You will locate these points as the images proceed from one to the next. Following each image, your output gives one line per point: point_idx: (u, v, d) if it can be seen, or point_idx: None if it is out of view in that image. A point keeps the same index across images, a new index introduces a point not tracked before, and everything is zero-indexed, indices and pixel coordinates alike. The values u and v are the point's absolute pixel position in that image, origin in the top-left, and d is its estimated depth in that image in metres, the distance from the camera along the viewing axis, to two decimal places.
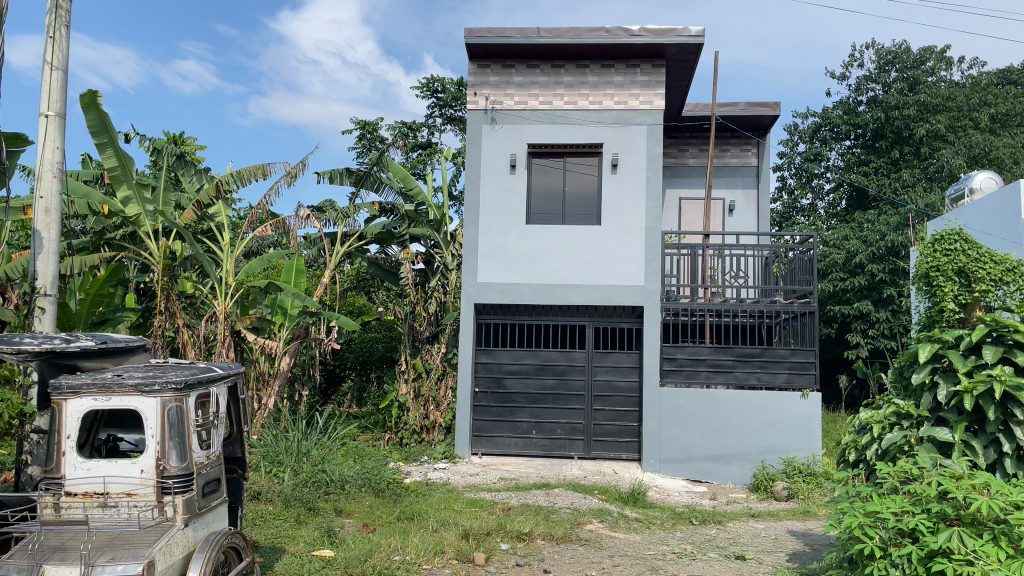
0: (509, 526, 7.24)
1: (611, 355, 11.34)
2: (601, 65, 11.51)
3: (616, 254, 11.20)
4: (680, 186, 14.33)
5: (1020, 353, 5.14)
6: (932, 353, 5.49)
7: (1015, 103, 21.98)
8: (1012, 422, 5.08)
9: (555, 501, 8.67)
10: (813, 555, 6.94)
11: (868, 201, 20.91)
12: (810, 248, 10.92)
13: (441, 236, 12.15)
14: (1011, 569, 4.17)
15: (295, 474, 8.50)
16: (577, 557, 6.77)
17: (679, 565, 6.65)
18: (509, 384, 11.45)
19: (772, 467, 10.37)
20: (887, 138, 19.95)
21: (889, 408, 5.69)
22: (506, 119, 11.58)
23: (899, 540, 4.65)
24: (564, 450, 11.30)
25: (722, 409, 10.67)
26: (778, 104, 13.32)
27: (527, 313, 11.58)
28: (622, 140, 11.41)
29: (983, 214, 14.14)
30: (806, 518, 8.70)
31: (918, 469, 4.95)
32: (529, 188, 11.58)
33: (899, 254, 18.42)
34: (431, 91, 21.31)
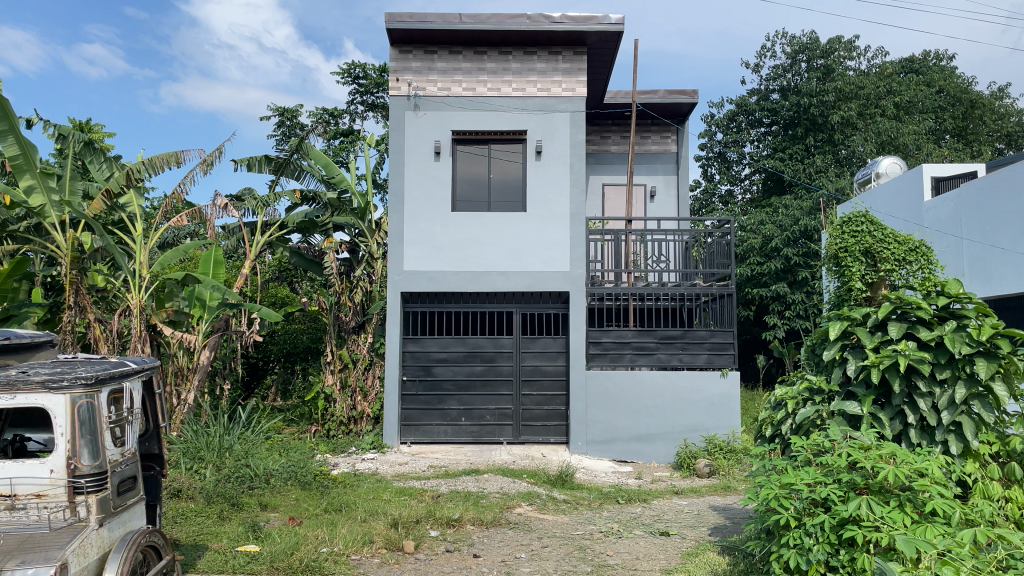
0: (439, 513, 7.24)
1: (537, 341, 11.43)
2: (523, 52, 11.55)
3: (542, 240, 11.29)
4: (602, 172, 14.53)
5: (923, 329, 5.40)
6: (842, 331, 5.72)
7: (918, 91, 23.07)
8: (916, 394, 5.35)
9: (485, 486, 8.72)
10: (733, 528, 7.19)
11: (783, 187, 21.68)
12: (726, 233, 11.30)
13: (366, 225, 11.93)
14: (915, 532, 4.40)
15: (217, 469, 8.25)
16: (507, 540, 6.84)
17: (606, 544, 6.78)
18: (437, 372, 11.38)
19: (694, 445, 10.69)
20: (802, 125, 20.67)
21: (803, 383, 5.94)
22: (429, 106, 11.48)
23: (813, 510, 4.88)
24: (493, 435, 11.33)
25: (646, 390, 10.91)
26: (696, 92, 13.64)
27: (454, 301, 11.48)
28: (546, 127, 11.48)
29: (889, 198, 14.83)
30: (727, 493, 9.01)
31: (829, 442, 5.17)
32: (453, 176, 11.53)
33: (812, 237, 19.11)
34: (352, 77, 20.99)
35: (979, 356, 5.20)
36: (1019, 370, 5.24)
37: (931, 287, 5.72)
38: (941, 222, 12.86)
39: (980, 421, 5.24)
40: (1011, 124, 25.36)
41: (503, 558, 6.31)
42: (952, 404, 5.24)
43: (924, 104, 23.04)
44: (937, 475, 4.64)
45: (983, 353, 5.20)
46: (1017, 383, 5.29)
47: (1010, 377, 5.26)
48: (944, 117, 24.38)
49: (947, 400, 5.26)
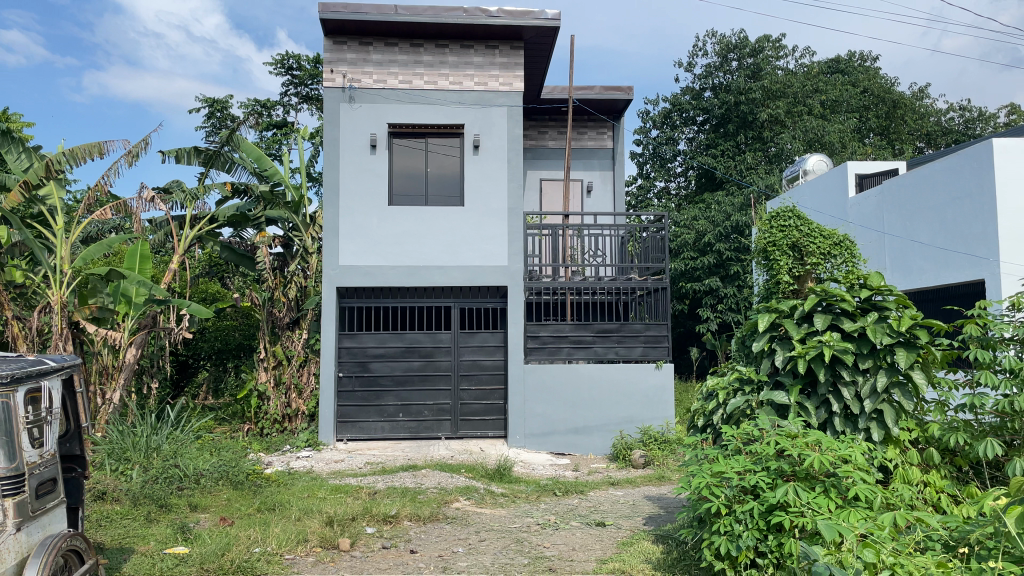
0: (375, 509, 7.18)
1: (476, 335, 11.41)
2: (460, 46, 11.50)
3: (479, 235, 11.29)
4: (540, 167, 14.60)
5: (847, 320, 5.58)
6: (770, 322, 5.86)
7: (844, 91, 23.89)
8: (840, 383, 5.54)
9: (423, 481, 8.68)
10: (667, 516, 7.33)
11: (716, 183, 22.16)
12: (661, 228, 11.51)
13: (299, 219, 11.74)
14: (838, 516, 4.55)
15: (145, 470, 8.00)
16: (444, 535, 6.83)
17: (543, 536, 6.84)
18: (374, 367, 11.25)
19: (630, 436, 10.87)
20: (733, 122, 21.18)
21: (733, 374, 6.07)
22: (365, 98, 11.33)
23: (742, 497, 5.01)
24: (431, 431, 11.28)
25: (583, 383, 11.02)
26: (631, 89, 13.81)
27: (391, 296, 11.38)
28: (483, 121, 11.48)
29: (815, 194, 15.35)
30: (661, 483, 9.18)
31: (758, 430, 5.31)
32: (390, 169, 11.40)
33: (744, 232, 19.59)
34: (285, 68, 20.59)
35: (900, 346, 5.40)
36: (936, 359, 5.48)
37: (854, 279, 5.90)
38: (865, 217, 13.33)
39: (900, 408, 5.46)
40: (929, 124, 26.47)
41: (440, 553, 6.29)
42: (874, 392, 5.45)
43: (849, 103, 23.89)
44: (860, 461, 4.80)
45: (903, 343, 5.41)
46: (934, 371, 5.53)
47: (928, 366, 5.50)
48: (868, 116, 25.31)
49: (869, 388, 5.46)
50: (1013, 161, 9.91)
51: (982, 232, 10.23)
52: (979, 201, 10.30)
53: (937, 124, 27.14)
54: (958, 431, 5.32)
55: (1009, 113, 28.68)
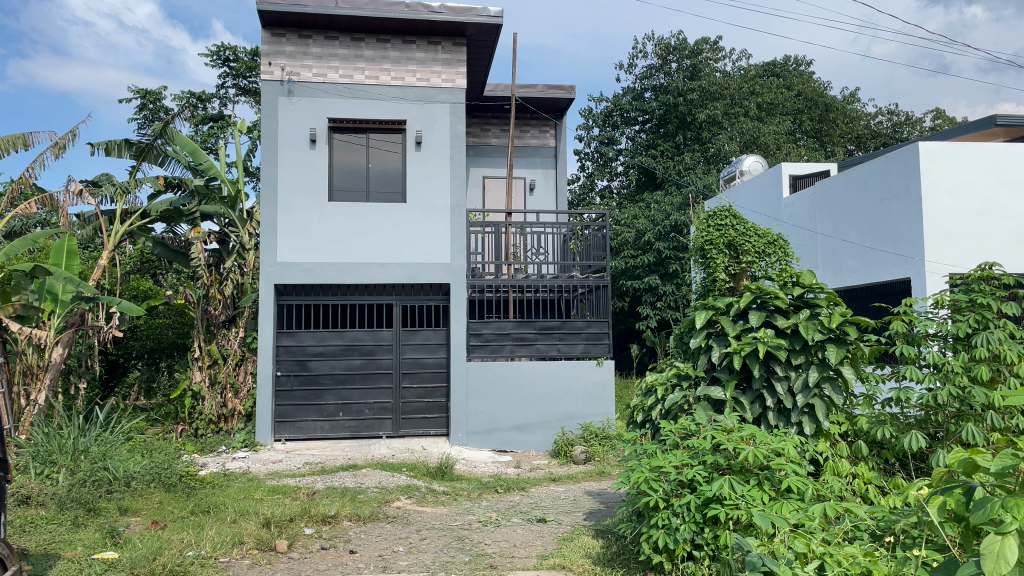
0: (314, 509, 7.07)
1: (418, 333, 11.33)
2: (402, 41, 11.40)
3: (422, 232, 11.22)
4: (482, 164, 14.59)
5: (780, 317, 5.72)
6: (707, 320, 5.98)
7: (779, 94, 24.57)
8: (774, 378, 5.69)
9: (363, 481, 8.58)
10: (607, 511, 7.42)
11: (655, 182, 22.50)
12: (603, 226, 11.63)
13: (236, 214, 11.45)
14: (771, 507, 4.67)
15: (72, 474, 7.72)
16: (385, 534, 6.77)
17: (484, 533, 6.84)
18: (313, 366, 11.07)
19: (571, 432, 10.97)
20: (672, 122, 21.56)
21: (671, 370, 6.17)
22: (304, 92, 11.13)
23: (680, 491, 5.10)
24: (372, 430, 11.16)
25: (525, 380, 11.06)
26: (573, 88, 13.91)
27: (331, 293, 11.22)
28: (425, 117, 11.41)
29: (751, 194, 15.75)
30: (601, 478, 9.29)
31: (695, 425, 5.40)
32: (330, 165, 11.24)
33: (682, 231, 19.95)
34: (221, 60, 20.10)
35: (830, 342, 5.58)
36: (865, 355, 5.68)
37: (787, 277, 6.05)
38: (798, 217, 13.72)
39: (830, 402, 5.63)
40: (860, 127, 27.40)
41: (381, 552, 6.24)
42: (806, 387, 5.61)
43: (784, 105, 24.56)
44: (792, 454, 4.93)
45: (834, 339, 5.59)
46: (862, 367, 5.74)
47: (857, 361, 5.70)
48: (802, 120, 26.04)
49: (802, 383, 5.62)
50: (937, 164, 10.32)
51: (908, 233, 10.63)
52: (905, 203, 10.69)
53: (866, 127, 28.09)
54: (885, 424, 5.51)
55: (933, 118, 29.87)
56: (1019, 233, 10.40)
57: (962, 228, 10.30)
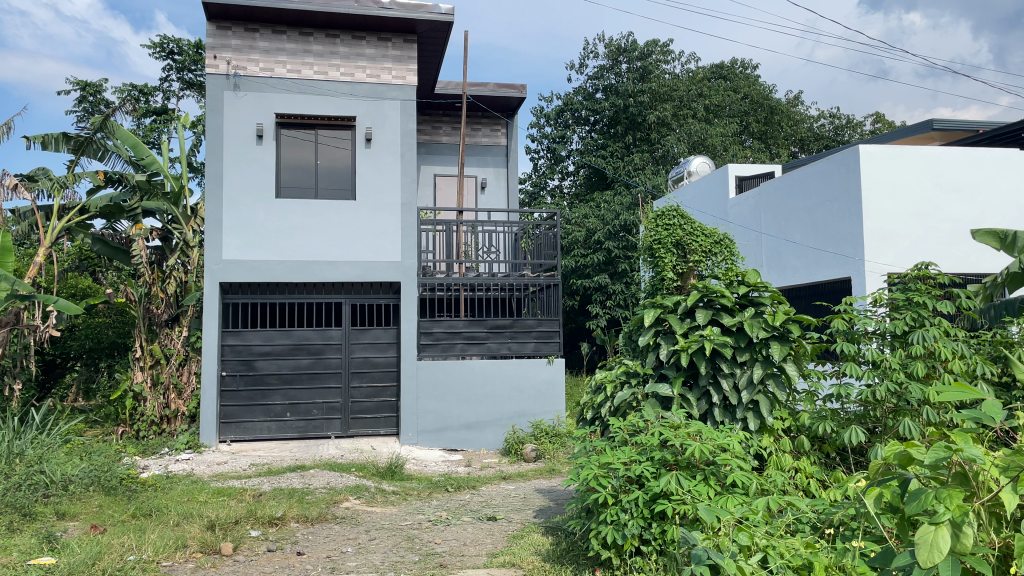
0: (260, 511, 6.95)
1: (367, 332, 11.23)
2: (352, 36, 11.28)
3: (371, 230, 11.12)
4: (433, 162, 14.52)
5: (726, 315, 5.83)
6: (655, 318, 6.06)
7: (725, 96, 25.00)
8: (719, 375, 5.79)
9: (311, 482, 8.46)
10: (557, 508, 7.46)
11: (605, 182, 22.69)
12: (553, 225, 11.71)
13: (180, 211, 11.18)
14: (717, 501, 4.76)
15: (5, 477, 7.44)
16: (333, 535, 6.69)
17: (434, 532, 6.82)
18: (259, 366, 10.87)
19: (521, 430, 11.02)
20: (622, 123, 21.80)
21: (620, 368, 6.24)
22: (251, 87, 10.94)
23: (628, 487, 5.16)
24: (320, 430, 11.01)
25: (475, 378, 11.06)
26: (524, 87, 13.95)
27: (279, 291, 11.04)
28: (375, 114, 11.32)
29: (698, 194, 16.02)
30: (551, 475, 9.35)
31: (643, 422, 5.46)
32: (277, 161, 11.06)
33: (632, 231, 20.17)
34: (165, 52, 19.60)
35: (774, 340, 5.71)
36: (807, 352, 5.83)
37: (733, 276, 6.16)
38: (744, 218, 13.99)
39: (774, 398, 5.75)
40: (803, 130, 28.05)
41: (329, 554, 6.16)
42: (751, 383, 5.72)
43: (731, 108, 25.00)
44: (737, 450, 5.02)
45: (777, 337, 5.72)
46: (804, 364, 5.88)
47: (799, 358, 5.84)
48: (748, 121, 26.56)
49: (747, 380, 5.73)
50: (876, 167, 10.63)
51: (848, 233, 10.93)
52: (846, 204, 10.99)
53: (809, 129, 28.77)
54: (826, 420, 5.66)
55: (873, 122, 30.78)
56: (953, 234, 10.79)
57: (899, 229, 10.63)
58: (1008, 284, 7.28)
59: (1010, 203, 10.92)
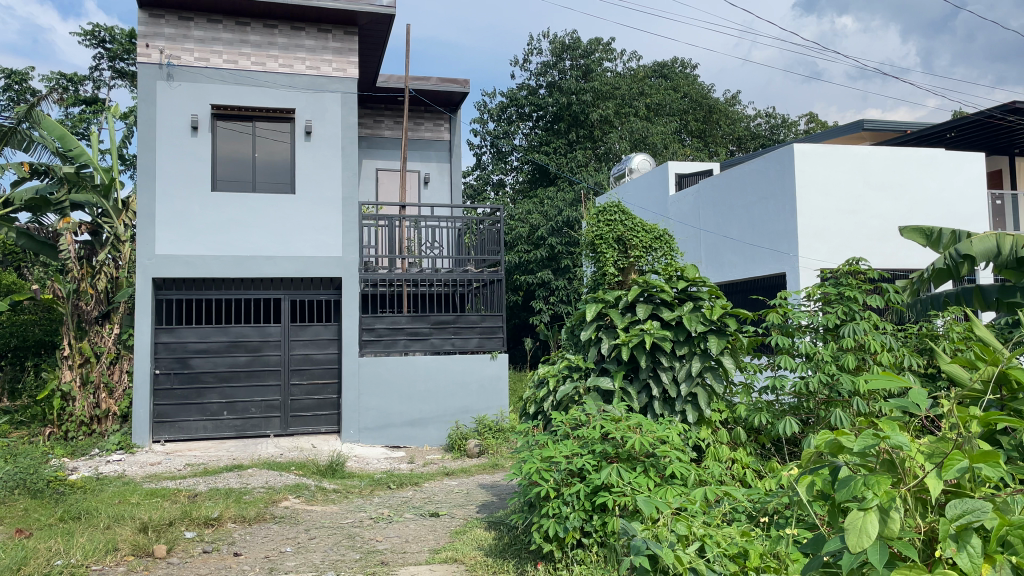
0: (195, 512, 6.76)
1: (307, 329, 11.03)
2: (291, 27, 11.08)
3: (312, 225, 10.94)
4: (375, 156, 14.36)
5: (666, 310, 5.92)
6: (596, 312, 6.10)
7: (666, 95, 25.39)
8: (659, 368, 5.86)
9: (248, 481, 8.28)
10: (500, 503, 7.47)
11: (548, 178, 22.83)
12: (497, 221, 11.72)
13: (111, 204, 10.83)
14: (656, 492, 4.81)
15: None
16: (271, 535, 6.57)
17: (376, 530, 6.76)
18: (195, 363, 10.57)
19: (465, 426, 11.01)
20: (565, 120, 21.97)
21: (562, 362, 6.21)
22: (184, 77, 10.63)
23: (569, 480, 5.19)
24: (258, 429, 10.78)
25: (418, 374, 11.00)
26: (466, 81, 13.90)
27: (215, 287, 10.76)
28: (315, 107, 11.13)
29: (640, 190, 16.25)
30: (494, 470, 9.35)
31: (585, 415, 5.49)
32: (213, 153, 10.78)
33: (574, 227, 20.31)
34: (96, 41, 18.95)
35: (711, 333, 5.82)
36: (743, 345, 5.96)
37: (672, 271, 6.25)
38: (683, 214, 14.24)
39: (712, 391, 5.86)
40: (741, 129, 28.70)
41: (267, 554, 6.04)
42: (689, 376, 5.81)
43: (671, 106, 25.39)
44: (677, 442, 5.09)
45: (715, 330, 5.84)
46: (741, 357, 6.00)
47: (736, 351, 5.96)
48: (687, 120, 27.05)
49: (685, 373, 5.82)
50: (810, 165, 10.91)
51: (784, 230, 11.21)
52: (781, 201, 11.27)
53: (746, 128, 29.42)
54: (761, 411, 5.79)
55: (807, 122, 31.68)
56: (882, 231, 11.18)
57: (831, 226, 10.95)
58: (934, 280, 7.56)
59: (936, 201, 11.36)
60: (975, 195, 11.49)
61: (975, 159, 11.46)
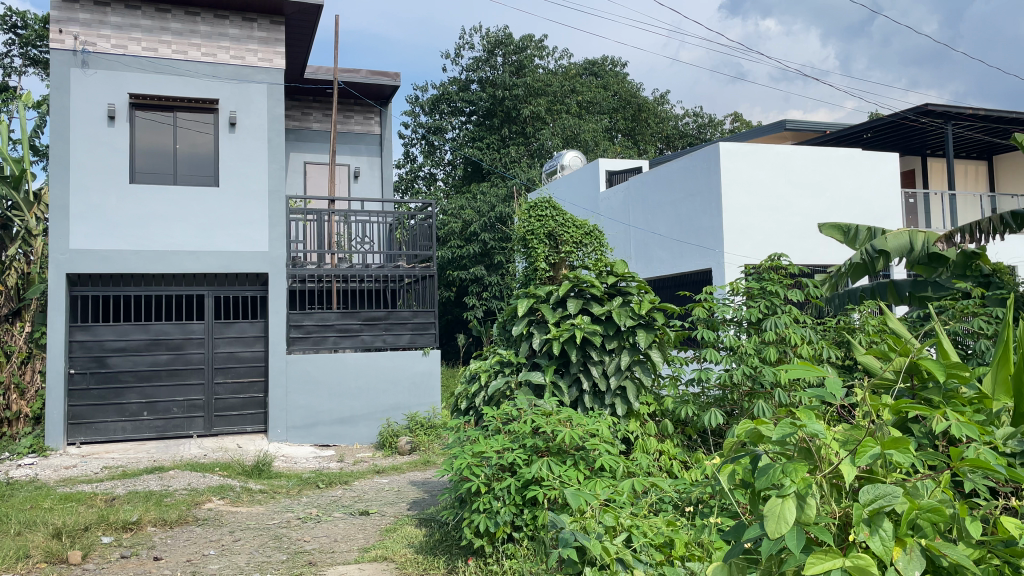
0: (112, 516, 6.51)
1: (232, 326, 10.74)
2: (213, 15, 10.76)
3: (236, 219, 10.66)
4: (304, 149, 14.08)
5: (596, 305, 5.97)
6: (528, 307, 6.11)
7: (597, 93, 25.69)
8: (589, 363, 5.91)
9: (169, 484, 8.02)
10: (431, 500, 7.43)
11: (482, 174, 22.86)
12: (429, 216, 11.67)
13: (21, 197, 10.41)
14: (586, 485, 4.85)
15: None
16: (194, 538, 6.37)
17: (303, 530, 6.63)
18: (113, 362, 10.16)
19: (396, 423, 10.93)
20: (498, 116, 21.99)
21: (494, 357, 6.18)
22: (100, 64, 10.21)
23: (500, 475, 5.18)
24: (181, 429, 10.45)
25: (348, 372, 10.85)
26: (397, 75, 13.73)
27: (133, 284, 10.37)
28: (240, 98, 10.84)
29: (571, 187, 16.39)
30: (426, 467, 9.31)
31: (517, 410, 5.48)
32: (131, 144, 10.38)
33: (507, 223, 20.34)
34: (7, 26, 18.05)
35: (640, 328, 5.91)
36: (670, 339, 6.08)
37: (603, 266, 6.33)
38: (614, 211, 14.44)
39: (641, 383, 5.96)
40: (669, 127, 29.29)
41: (189, 558, 5.86)
42: (618, 370, 5.90)
43: (602, 104, 25.71)
44: (606, 435, 5.15)
45: (643, 325, 5.93)
46: (668, 350, 6.11)
47: (663, 345, 6.07)
48: (617, 118, 27.42)
49: (615, 366, 5.90)
50: (735, 163, 11.19)
51: (710, 226, 11.46)
52: (707, 199, 11.52)
53: (675, 127, 29.99)
54: (688, 404, 5.92)
55: (732, 121, 32.55)
56: (803, 228, 11.55)
57: (755, 223, 11.26)
58: (851, 275, 7.94)
59: (854, 199, 11.81)
60: (890, 193, 12.00)
61: (890, 159, 11.96)
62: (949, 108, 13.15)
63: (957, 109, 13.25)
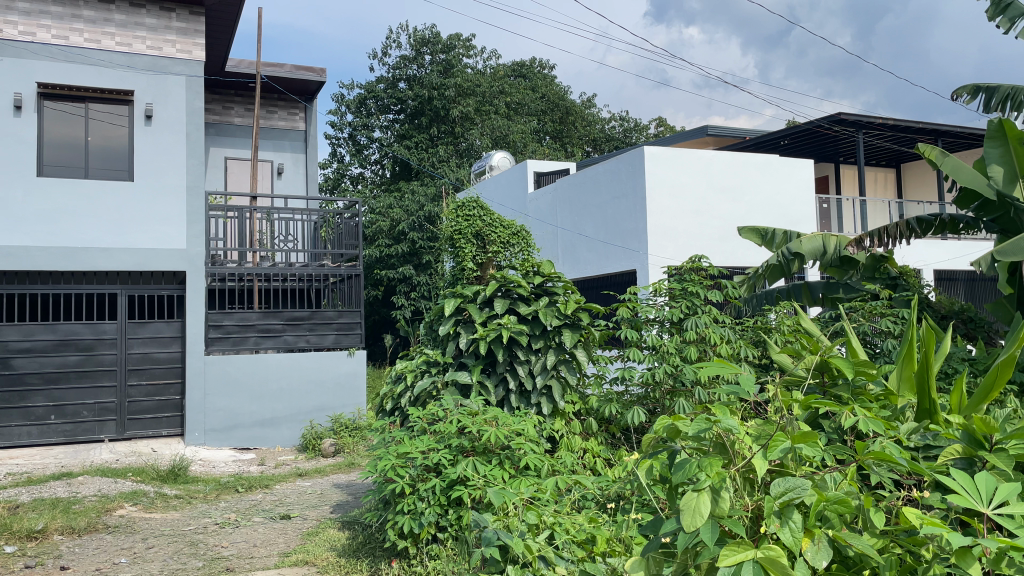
0: (16, 525, 6.17)
1: (147, 326, 10.36)
2: (129, 4, 10.41)
3: (152, 215, 10.29)
4: (224, 144, 13.72)
5: (522, 305, 6.00)
6: (455, 307, 6.08)
7: (525, 95, 25.87)
8: (516, 362, 5.92)
9: (78, 490, 7.68)
10: (354, 502, 7.32)
11: (410, 173, 22.70)
12: (355, 214, 11.51)
13: None
14: (511, 483, 4.84)
15: None
16: (103, 546, 6.13)
17: (220, 536, 6.45)
18: (17, 364, 9.66)
19: (320, 425, 10.75)
20: (426, 115, 21.87)
21: (420, 357, 6.15)
22: (7, 51, 9.76)
23: (425, 476, 5.14)
24: (91, 433, 10.02)
25: (270, 373, 10.61)
26: (322, 70, 13.52)
27: (41, 282, 9.88)
28: (157, 89, 10.44)
29: (499, 187, 16.43)
30: (350, 469, 9.17)
31: (442, 411, 5.43)
32: (39, 136, 9.91)
33: (435, 222, 20.24)
34: None
35: (565, 327, 5.96)
36: (595, 338, 6.16)
37: (530, 267, 6.38)
38: (541, 212, 14.54)
39: (566, 382, 6.01)
40: (596, 131, 29.69)
41: (98, 566, 5.63)
42: (544, 369, 5.92)
43: (531, 107, 25.92)
44: (530, 434, 5.16)
45: (569, 325, 6.00)
46: (592, 349, 6.19)
47: (588, 344, 6.14)
48: (546, 120, 27.65)
49: (541, 366, 5.92)
50: (659, 167, 11.42)
51: (635, 228, 11.66)
52: (632, 201, 11.72)
53: (602, 130, 30.43)
54: (612, 402, 6.01)
55: (657, 126, 33.26)
56: (724, 230, 11.87)
57: (677, 225, 11.53)
58: (767, 276, 8.11)
59: (772, 203, 12.21)
60: (805, 198, 12.46)
61: (805, 166, 12.43)
62: (860, 118, 13.74)
63: (868, 119, 13.84)
